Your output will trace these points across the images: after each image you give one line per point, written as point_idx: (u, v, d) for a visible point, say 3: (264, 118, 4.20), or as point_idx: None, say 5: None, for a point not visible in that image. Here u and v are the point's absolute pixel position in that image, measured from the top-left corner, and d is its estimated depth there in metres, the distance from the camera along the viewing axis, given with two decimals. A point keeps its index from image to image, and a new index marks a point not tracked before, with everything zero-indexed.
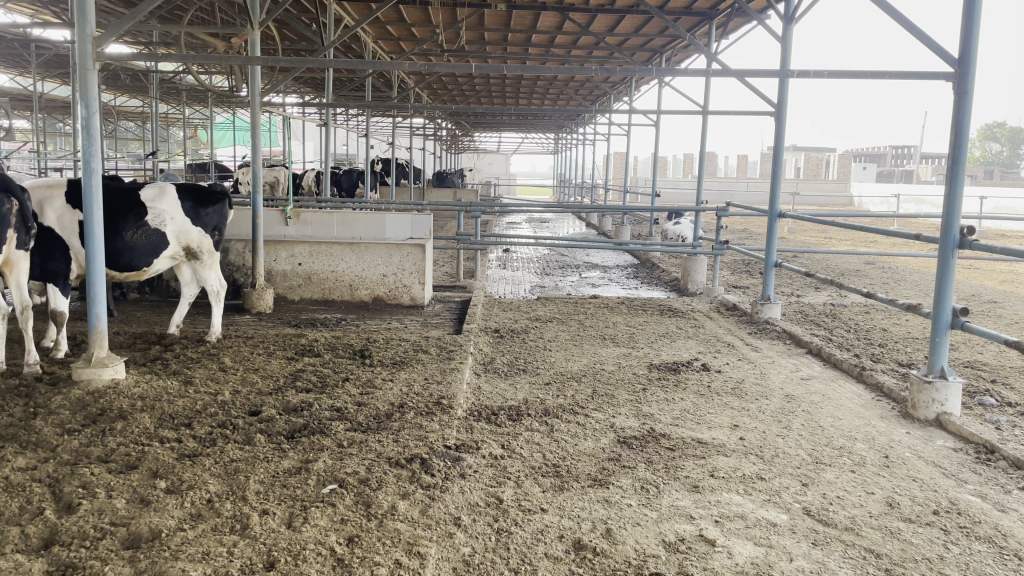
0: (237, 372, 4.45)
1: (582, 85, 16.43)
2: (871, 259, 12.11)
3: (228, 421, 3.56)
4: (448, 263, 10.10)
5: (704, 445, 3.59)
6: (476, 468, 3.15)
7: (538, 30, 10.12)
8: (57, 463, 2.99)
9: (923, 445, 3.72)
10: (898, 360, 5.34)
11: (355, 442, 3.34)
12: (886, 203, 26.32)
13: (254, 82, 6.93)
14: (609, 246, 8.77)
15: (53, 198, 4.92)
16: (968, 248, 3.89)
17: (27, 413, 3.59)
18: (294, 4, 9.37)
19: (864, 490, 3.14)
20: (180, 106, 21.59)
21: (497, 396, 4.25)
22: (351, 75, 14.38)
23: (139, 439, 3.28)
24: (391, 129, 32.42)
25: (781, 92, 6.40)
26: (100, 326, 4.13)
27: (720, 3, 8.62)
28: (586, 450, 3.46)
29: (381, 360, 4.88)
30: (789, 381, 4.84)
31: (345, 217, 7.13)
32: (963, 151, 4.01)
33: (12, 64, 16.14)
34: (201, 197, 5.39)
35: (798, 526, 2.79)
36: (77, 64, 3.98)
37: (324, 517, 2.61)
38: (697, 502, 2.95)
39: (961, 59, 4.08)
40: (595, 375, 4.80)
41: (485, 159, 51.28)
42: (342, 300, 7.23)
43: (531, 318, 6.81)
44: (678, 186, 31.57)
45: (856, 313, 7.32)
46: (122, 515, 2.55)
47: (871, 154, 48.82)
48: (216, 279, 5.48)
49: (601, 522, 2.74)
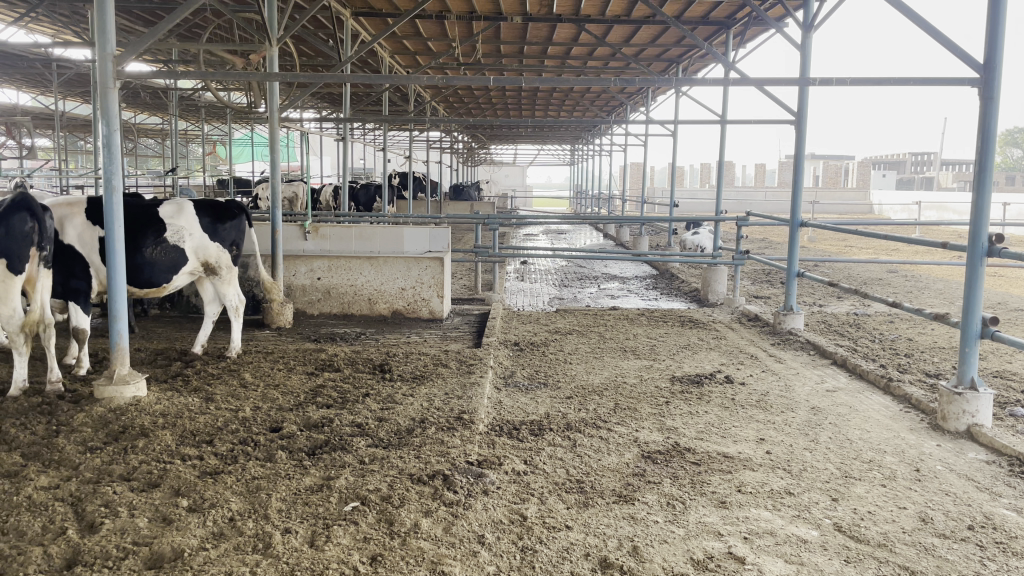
0: (258, 389, 4.44)
1: (598, 96, 16.45)
2: (896, 269, 11.76)
3: (249, 437, 3.55)
4: (466, 277, 10.08)
5: (730, 459, 3.54)
6: (499, 484, 3.11)
7: (554, 41, 10.13)
8: (80, 481, 2.99)
9: (956, 458, 3.65)
10: (925, 371, 5.25)
11: (376, 458, 3.32)
12: (907, 211, 26.00)
13: (273, 96, 6.96)
14: (627, 256, 8.69)
15: (73, 216, 4.95)
16: (997, 257, 3.81)
17: (50, 431, 3.59)
18: (311, 20, 9.42)
19: (896, 505, 3.07)
20: (199, 122, 21.83)
21: (518, 411, 4.20)
22: (369, 89, 14.46)
23: (161, 457, 3.26)
24: (408, 143, 32.59)
25: (801, 100, 6.35)
26: (122, 343, 4.14)
27: (737, 12, 8.60)
28: (610, 465, 3.41)
29: (401, 375, 4.85)
30: (814, 393, 4.76)
31: (364, 231, 7.34)
32: (989, 157, 3.94)
33: (35, 84, 16.41)
34: (219, 213, 5.41)
35: (829, 542, 2.73)
36: (98, 82, 4.01)
37: (347, 535, 2.58)
38: (725, 519, 2.90)
39: (987, 64, 4.02)
40: (617, 389, 4.75)
41: (501, 172, 51.55)
42: (361, 313, 7.22)
43: (550, 330, 6.77)
44: (695, 196, 31.41)
45: (880, 323, 7.23)
46: (144, 534, 2.53)
47: (890, 161, 48.47)
48: (235, 294, 5.51)
49: (627, 539, 2.69)
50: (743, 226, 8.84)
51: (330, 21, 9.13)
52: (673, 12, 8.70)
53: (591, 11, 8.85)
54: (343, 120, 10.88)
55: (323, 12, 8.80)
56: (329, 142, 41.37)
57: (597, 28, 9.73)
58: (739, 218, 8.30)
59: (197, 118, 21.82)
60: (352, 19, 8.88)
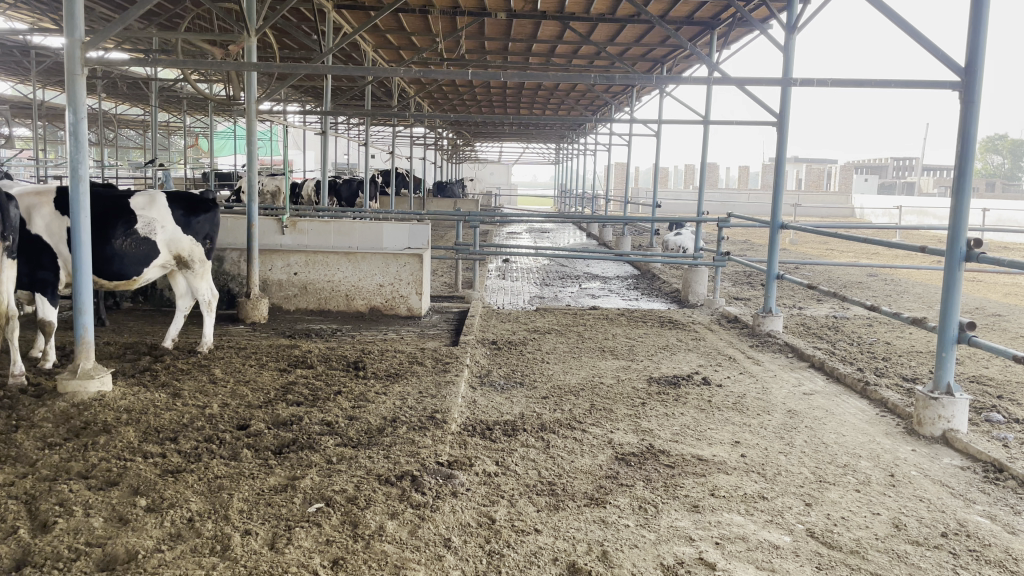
0: (227, 385, 4.35)
1: (583, 95, 16.41)
2: (874, 272, 12.08)
3: (214, 435, 3.46)
4: (447, 274, 9.99)
5: (705, 462, 3.49)
6: (468, 486, 3.04)
7: (538, 38, 10.06)
8: (35, 479, 2.89)
9: (931, 464, 3.62)
10: (902, 375, 5.23)
11: (344, 458, 3.25)
12: (886, 216, 26.18)
13: (250, 88, 6.79)
14: (609, 256, 8.60)
15: (41, 205, 4.84)
16: (974, 261, 3.80)
17: (9, 426, 3.49)
18: (292, 12, 9.26)
19: (869, 510, 3.04)
20: (180, 114, 21.59)
21: (493, 411, 4.14)
22: (352, 84, 14.35)
23: (121, 454, 3.18)
24: (390, 140, 32.56)
25: (783, 100, 6.33)
26: (87, 336, 4.03)
27: (722, 12, 8.57)
28: (583, 467, 3.36)
29: (375, 372, 4.78)
30: (791, 396, 4.73)
31: (342, 226, 7.11)
32: (969, 161, 3.92)
33: (12, 72, 16.18)
34: (192, 205, 5.30)
35: (801, 548, 2.69)
36: (66, 69, 3.90)
37: (309, 538, 2.51)
38: (696, 523, 2.85)
39: (967, 68, 4.00)
40: (594, 389, 4.70)
41: (486, 169, 51.61)
42: (338, 309, 7.13)
43: (529, 329, 6.71)
44: (677, 196, 31.53)
45: (859, 326, 7.21)
46: (98, 534, 2.45)
47: (872, 164, 48.73)
48: (208, 288, 5.44)
49: (597, 544, 2.63)
50: (725, 227, 8.79)
51: (311, 14, 8.99)
52: (658, 12, 8.65)
53: (575, 8, 8.80)
54: (324, 113, 10.60)
55: (304, 4, 8.68)
56: (313, 137, 41.26)
57: (582, 27, 9.68)
58: (722, 219, 8.23)
59: (177, 110, 21.60)
60: (334, 11, 8.77)
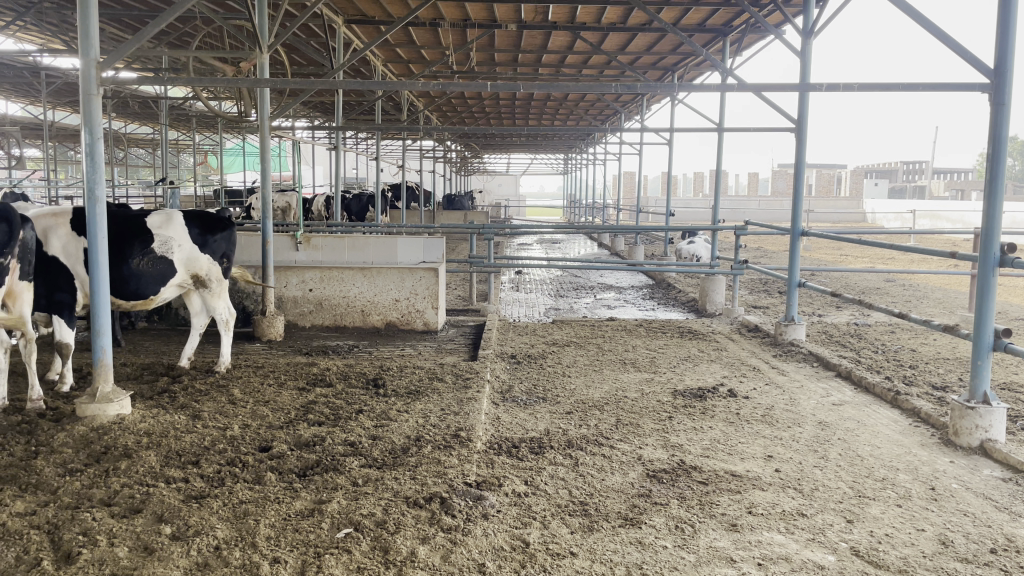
0: (248, 406, 4.28)
1: (593, 105, 16.36)
2: (892, 277, 11.93)
3: (237, 458, 3.40)
4: (461, 288, 9.92)
5: (738, 478, 3.40)
6: (499, 507, 2.96)
7: (549, 50, 10.05)
8: (58, 507, 2.83)
9: (970, 476, 3.52)
10: (932, 384, 5.12)
11: (370, 479, 3.18)
12: (899, 218, 25.96)
13: (263, 103, 6.71)
14: (623, 266, 8.46)
15: (58, 226, 4.81)
16: (1009, 267, 3.70)
17: (29, 452, 3.44)
18: (303, 27, 9.25)
19: (914, 527, 2.94)
20: (189, 132, 21.60)
21: (518, 427, 4.07)
22: (361, 98, 14.34)
23: (144, 479, 3.11)
24: (398, 155, 32.76)
25: (801, 106, 6.25)
26: (106, 359, 3.97)
27: (735, 19, 8.53)
28: (615, 485, 3.27)
29: (396, 390, 4.71)
30: (820, 407, 4.63)
31: (357, 242, 7.06)
32: (1000, 163, 3.83)
33: (24, 94, 16.26)
34: (209, 223, 5.26)
35: (847, 568, 2.60)
36: (81, 89, 3.85)
37: (339, 565, 2.43)
38: (736, 543, 2.76)
39: (996, 70, 3.93)
40: (618, 403, 4.61)
41: (495, 181, 51.67)
42: (354, 325, 7.08)
43: (548, 342, 6.61)
44: (688, 204, 31.39)
45: (882, 333, 7.10)
46: (124, 565, 2.39)
47: (881, 169, 48.47)
48: (225, 307, 5.38)
49: (635, 567, 2.55)
50: (740, 235, 8.64)
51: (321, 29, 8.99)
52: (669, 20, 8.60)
53: (587, 17, 8.79)
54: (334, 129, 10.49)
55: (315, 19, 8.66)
56: (322, 153, 41.40)
57: (593, 36, 9.68)
58: (738, 227, 8.12)
59: (187, 127, 21.66)
60: (345, 25, 8.77)
